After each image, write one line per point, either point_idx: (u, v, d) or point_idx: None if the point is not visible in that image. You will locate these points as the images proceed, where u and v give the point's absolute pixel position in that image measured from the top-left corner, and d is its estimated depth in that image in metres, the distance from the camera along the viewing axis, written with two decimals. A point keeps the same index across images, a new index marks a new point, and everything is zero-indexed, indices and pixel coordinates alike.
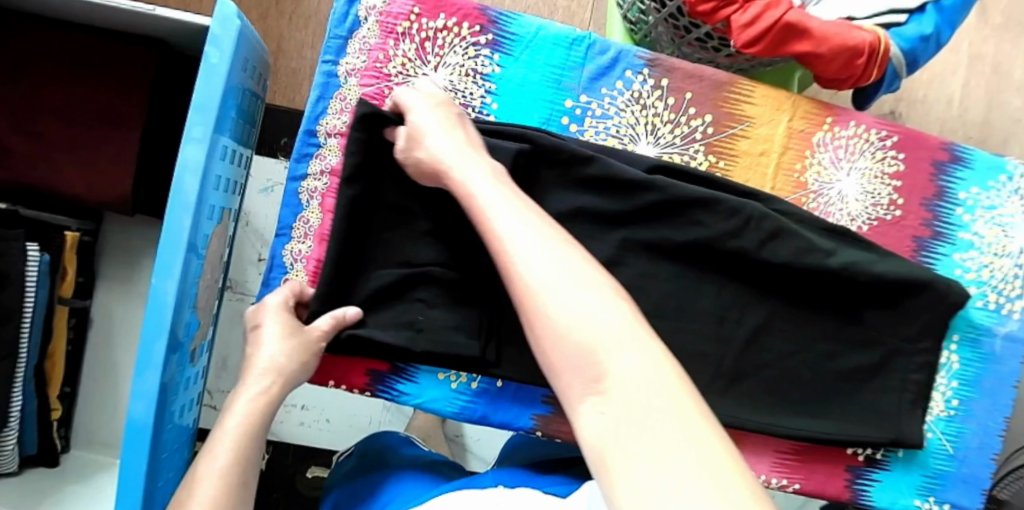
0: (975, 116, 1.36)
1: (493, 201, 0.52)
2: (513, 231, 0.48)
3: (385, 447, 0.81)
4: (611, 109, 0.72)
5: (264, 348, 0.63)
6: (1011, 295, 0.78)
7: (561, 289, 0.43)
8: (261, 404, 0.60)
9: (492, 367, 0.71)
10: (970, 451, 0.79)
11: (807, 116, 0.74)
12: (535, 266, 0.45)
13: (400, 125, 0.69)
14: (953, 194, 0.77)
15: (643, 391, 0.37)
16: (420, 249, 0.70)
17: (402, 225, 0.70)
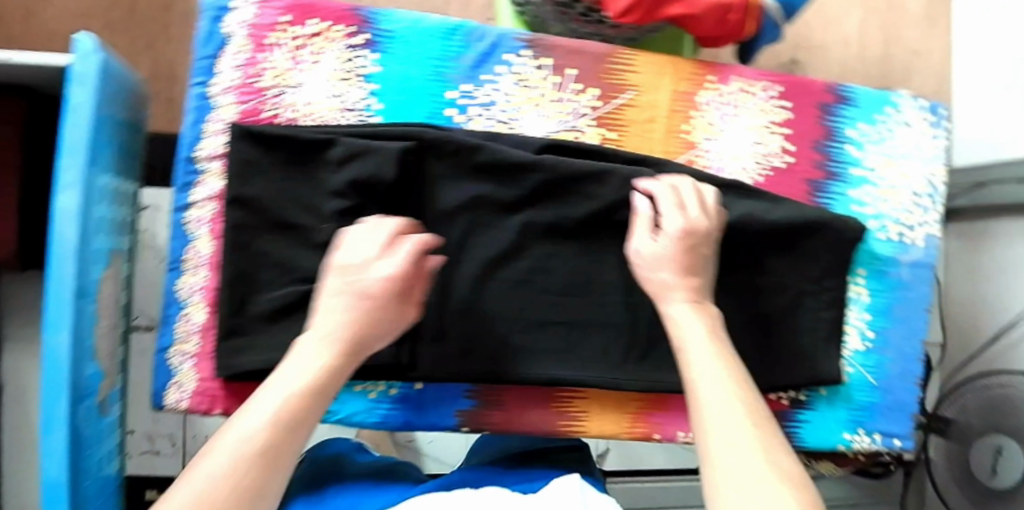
0: (874, 53, 1.40)
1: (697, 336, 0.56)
2: (692, 334, 0.55)
3: (338, 454, 0.77)
4: (494, 94, 0.72)
5: (322, 316, 0.51)
6: (912, 225, 0.82)
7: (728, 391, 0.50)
8: (321, 383, 0.48)
9: (410, 372, 0.69)
10: (891, 379, 0.82)
11: (690, 77, 0.75)
12: (710, 373, 0.51)
13: (289, 140, 0.68)
14: (841, 133, 0.79)
15: (737, 480, 0.44)
16: (325, 263, 0.69)
17: (300, 242, 0.69)
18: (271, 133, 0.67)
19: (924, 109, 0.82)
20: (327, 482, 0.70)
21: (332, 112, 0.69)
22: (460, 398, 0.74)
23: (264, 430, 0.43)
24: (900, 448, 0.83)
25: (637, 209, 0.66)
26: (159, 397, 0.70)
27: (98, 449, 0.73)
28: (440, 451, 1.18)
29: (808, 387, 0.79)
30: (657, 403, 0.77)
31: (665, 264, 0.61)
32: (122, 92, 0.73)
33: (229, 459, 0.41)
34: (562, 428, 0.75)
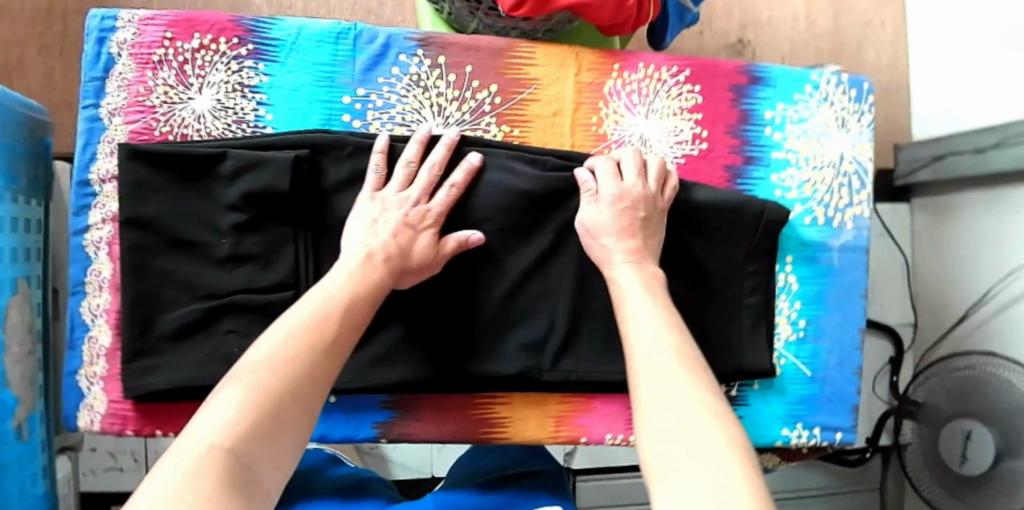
0: (825, 27, 1.37)
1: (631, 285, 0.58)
2: (631, 288, 0.58)
3: (308, 470, 0.75)
4: (390, 97, 0.70)
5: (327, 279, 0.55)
6: (840, 206, 0.79)
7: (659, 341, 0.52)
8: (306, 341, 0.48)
9: None
10: (829, 370, 0.79)
11: (593, 67, 0.73)
12: (642, 325, 0.53)
13: (177, 156, 0.66)
14: (758, 115, 0.76)
15: (663, 432, 0.44)
16: (222, 278, 0.66)
17: (196, 256, 0.67)
18: (157, 151, 0.65)
19: (844, 85, 0.79)
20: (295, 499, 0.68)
21: (224, 125, 0.68)
22: (376, 410, 0.71)
23: (252, 392, 0.43)
24: (841, 442, 0.79)
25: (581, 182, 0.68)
26: (72, 419, 0.69)
27: (19, 475, 0.72)
28: (407, 457, 1.14)
29: (739, 381, 0.75)
30: (580, 405, 0.74)
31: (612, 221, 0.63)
32: (14, 119, 0.71)
33: (234, 407, 0.42)
34: (483, 435, 0.72)
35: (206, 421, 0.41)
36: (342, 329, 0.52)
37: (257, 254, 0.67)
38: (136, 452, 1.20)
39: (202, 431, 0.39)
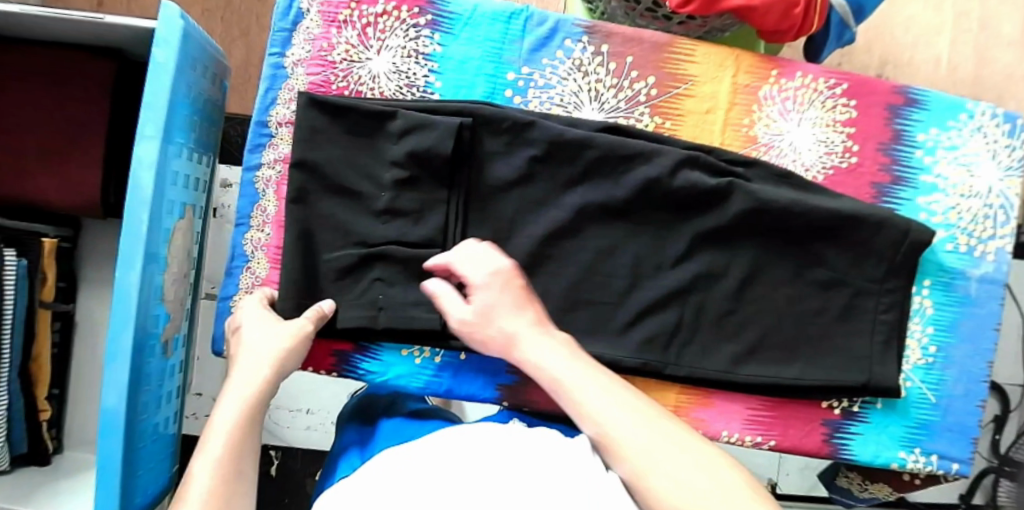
0: (965, 74, 1.34)
1: (591, 388, 0.59)
2: (575, 378, 0.60)
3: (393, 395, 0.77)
4: (552, 78, 0.73)
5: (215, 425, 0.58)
6: (984, 237, 0.76)
7: (659, 447, 0.54)
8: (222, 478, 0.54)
9: (452, 340, 0.71)
10: (953, 399, 0.76)
11: (752, 70, 0.74)
12: (621, 421, 0.56)
13: (352, 111, 0.70)
14: (910, 136, 0.75)
15: (678, 477, 0.52)
16: (376, 228, 0.70)
17: (354, 203, 0.70)
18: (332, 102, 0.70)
19: (999, 118, 0.77)
20: (378, 417, 0.71)
21: (397, 88, 0.73)
22: (502, 373, 0.75)
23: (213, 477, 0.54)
24: (956, 473, 0.76)
25: (439, 291, 0.67)
26: (218, 342, 0.73)
27: (159, 390, 0.77)
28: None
29: (863, 397, 0.74)
30: (701, 396, 0.74)
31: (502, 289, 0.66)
32: (205, 59, 0.78)
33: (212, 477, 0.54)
34: None
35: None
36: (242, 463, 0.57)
37: (412, 210, 0.70)
38: None
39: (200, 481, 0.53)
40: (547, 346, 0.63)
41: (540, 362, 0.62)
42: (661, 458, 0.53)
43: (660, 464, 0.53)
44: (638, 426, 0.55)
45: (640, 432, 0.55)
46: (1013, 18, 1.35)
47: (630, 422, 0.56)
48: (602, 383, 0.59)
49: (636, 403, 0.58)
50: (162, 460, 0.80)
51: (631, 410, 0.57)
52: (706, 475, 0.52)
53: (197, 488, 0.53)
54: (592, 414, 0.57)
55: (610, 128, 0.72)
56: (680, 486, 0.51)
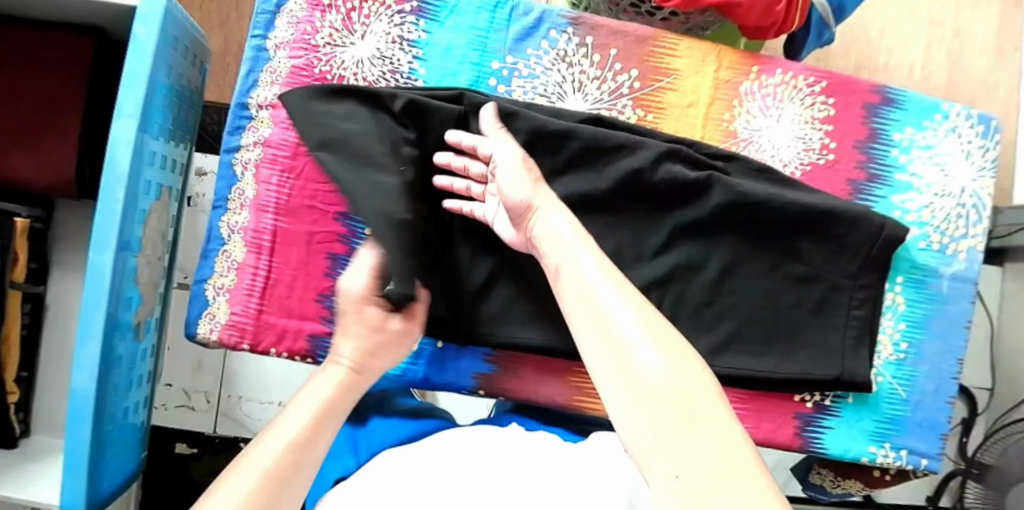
0: (938, 80, 1.37)
1: (593, 275, 0.52)
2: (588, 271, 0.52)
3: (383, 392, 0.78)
4: (536, 68, 0.73)
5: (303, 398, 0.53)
6: (956, 235, 0.78)
7: (654, 357, 0.44)
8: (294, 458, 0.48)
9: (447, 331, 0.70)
10: (923, 394, 0.77)
11: (733, 66, 0.75)
12: (625, 322, 0.47)
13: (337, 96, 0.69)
14: (887, 135, 0.77)
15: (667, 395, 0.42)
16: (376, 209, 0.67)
17: None
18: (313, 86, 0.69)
19: (973, 119, 0.79)
20: (369, 415, 0.73)
21: (380, 73, 0.72)
22: (479, 361, 0.74)
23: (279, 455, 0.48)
24: (925, 468, 0.77)
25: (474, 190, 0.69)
26: (192, 326, 0.72)
27: (130, 374, 0.75)
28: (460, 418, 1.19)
29: (836, 391, 0.75)
30: None
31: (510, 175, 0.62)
32: (185, 39, 0.77)
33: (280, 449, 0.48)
34: (575, 401, 0.74)
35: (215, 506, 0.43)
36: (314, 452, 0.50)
37: None
38: (209, 393, 1.27)
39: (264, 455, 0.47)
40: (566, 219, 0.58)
41: (551, 235, 0.58)
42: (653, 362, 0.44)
43: (636, 373, 0.44)
44: (631, 329, 0.46)
45: (645, 346, 0.45)
46: (985, 26, 1.39)
47: (631, 318, 0.47)
48: (614, 276, 0.52)
49: (647, 329, 0.46)
50: (130, 446, 0.78)
51: (635, 310, 0.48)
52: (680, 435, 0.40)
53: (260, 457, 0.47)
54: (597, 305, 0.49)
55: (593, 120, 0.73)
56: (661, 404, 0.42)
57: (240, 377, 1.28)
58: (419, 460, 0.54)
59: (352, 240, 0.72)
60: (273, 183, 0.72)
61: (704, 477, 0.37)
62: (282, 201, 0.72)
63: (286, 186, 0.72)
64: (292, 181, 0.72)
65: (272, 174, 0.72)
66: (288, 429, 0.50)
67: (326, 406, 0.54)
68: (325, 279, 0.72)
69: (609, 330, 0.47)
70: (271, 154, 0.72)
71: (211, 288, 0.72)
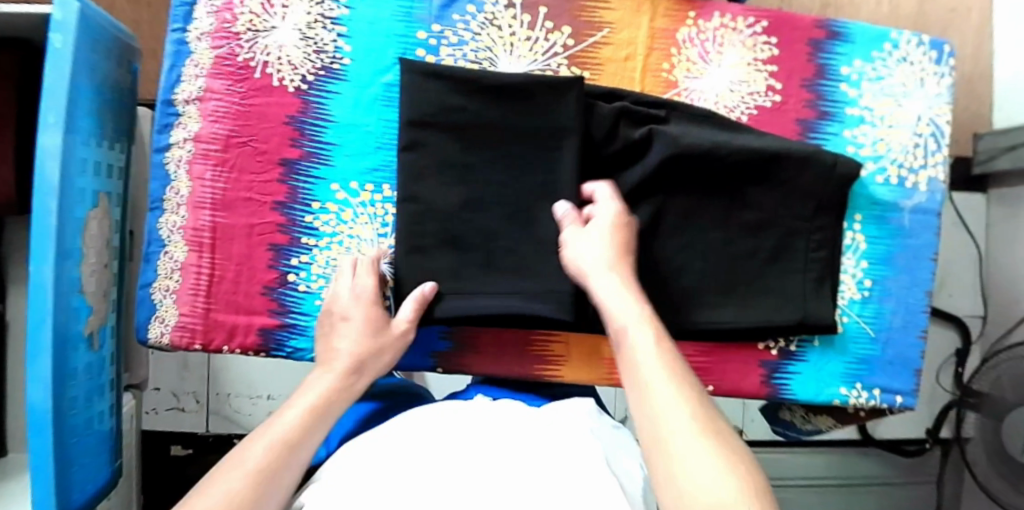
0: (908, 9, 1.36)
1: (642, 337, 0.55)
2: (631, 320, 0.57)
3: None
4: (465, 34, 0.70)
5: (287, 412, 0.55)
6: (915, 167, 0.75)
7: (672, 417, 0.47)
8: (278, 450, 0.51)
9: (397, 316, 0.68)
10: (892, 331, 0.75)
11: (669, 13, 0.72)
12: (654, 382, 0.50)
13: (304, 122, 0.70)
14: (835, 70, 0.74)
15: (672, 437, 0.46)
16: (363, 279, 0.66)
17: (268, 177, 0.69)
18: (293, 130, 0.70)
19: (925, 46, 0.76)
20: None
21: (304, 55, 0.70)
22: (434, 339, 0.72)
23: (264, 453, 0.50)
24: (901, 405, 0.76)
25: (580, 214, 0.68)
26: (143, 330, 0.71)
27: (90, 383, 0.75)
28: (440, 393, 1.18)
29: (800, 335, 0.73)
30: None
31: (602, 243, 0.63)
32: (105, 40, 0.74)
33: (265, 449, 0.51)
34: (537, 372, 0.72)
35: (245, 460, 0.49)
36: (304, 445, 0.53)
37: None
38: (197, 393, 1.28)
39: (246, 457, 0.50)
40: (618, 288, 0.60)
41: (617, 318, 0.58)
42: (670, 418, 0.47)
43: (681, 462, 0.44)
44: (688, 428, 0.46)
45: (683, 427, 0.46)
46: None
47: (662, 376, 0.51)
48: (669, 358, 0.53)
49: (703, 442, 0.45)
50: (101, 453, 0.79)
51: (676, 385, 0.50)
52: (674, 460, 0.45)
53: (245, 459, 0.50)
54: (648, 402, 0.50)
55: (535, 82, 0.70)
56: (674, 449, 0.46)
57: (225, 374, 1.28)
58: (382, 449, 0.50)
59: (293, 230, 0.71)
60: (208, 179, 0.71)
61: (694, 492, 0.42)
62: (218, 195, 0.71)
63: (222, 180, 0.71)
64: (226, 174, 0.71)
65: (205, 170, 0.71)
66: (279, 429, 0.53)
67: (314, 411, 0.56)
68: (270, 271, 0.71)
69: (663, 426, 0.47)
70: (203, 149, 0.71)
71: (156, 291, 0.71)
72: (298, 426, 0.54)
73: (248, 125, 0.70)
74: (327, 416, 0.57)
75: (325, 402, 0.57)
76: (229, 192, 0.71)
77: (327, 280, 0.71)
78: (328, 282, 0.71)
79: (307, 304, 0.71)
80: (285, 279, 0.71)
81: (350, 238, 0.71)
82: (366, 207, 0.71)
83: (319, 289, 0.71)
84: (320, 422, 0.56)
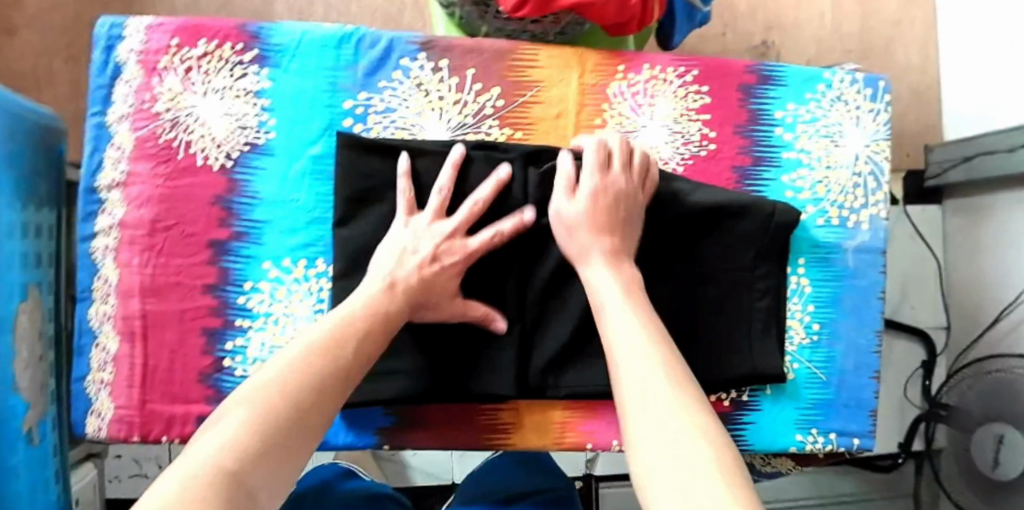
0: (852, 27, 1.40)
1: (613, 301, 0.55)
2: (609, 292, 0.57)
3: (320, 484, 0.78)
4: (392, 101, 0.69)
5: (226, 419, 0.41)
6: (856, 207, 0.75)
7: (643, 369, 0.48)
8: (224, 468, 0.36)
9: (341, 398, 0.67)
10: (845, 374, 0.75)
11: (598, 68, 0.71)
12: (626, 340, 0.51)
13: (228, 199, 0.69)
14: (769, 114, 0.74)
15: (645, 390, 0.46)
16: (389, 353, 0.68)
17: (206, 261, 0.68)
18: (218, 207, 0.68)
19: (859, 83, 0.75)
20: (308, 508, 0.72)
21: (227, 132, 0.68)
22: (377, 415, 0.70)
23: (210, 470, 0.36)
24: (859, 447, 0.75)
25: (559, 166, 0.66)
26: (81, 426, 0.69)
27: (34, 480, 0.71)
28: (428, 466, 1.21)
29: (751, 385, 0.72)
30: (589, 409, 0.72)
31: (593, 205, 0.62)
32: (27, 127, 0.72)
33: (205, 468, 0.36)
34: (487, 440, 0.71)
35: (217, 432, 0.40)
36: (260, 465, 0.38)
37: None
38: (160, 457, 1.25)
39: (174, 479, 0.34)
40: (604, 275, 0.59)
41: (599, 299, 0.57)
42: (643, 373, 0.47)
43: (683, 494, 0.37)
44: (692, 450, 0.40)
45: (657, 385, 0.46)
46: None
47: (636, 336, 0.51)
48: (647, 321, 0.53)
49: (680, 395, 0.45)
50: None
51: (651, 349, 0.50)
52: (651, 416, 0.44)
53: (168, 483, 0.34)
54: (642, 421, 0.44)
55: (481, 146, 0.69)
56: (646, 403, 0.45)
57: None
58: None
59: (226, 312, 0.69)
60: (135, 265, 0.68)
61: (672, 447, 0.41)
62: (146, 281, 0.69)
63: (150, 265, 0.68)
64: (154, 259, 0.68)
65: (132, 256, 0.69)
66: (210, 444, 0.38)
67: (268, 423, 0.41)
68: (204, 358, 0.68)
69: (640, 383, 0.47)
70: (129, 235, 0.68)
71: (90, 384, 0.69)
72: (274, 418, 0.42)
73: (174, 208, 0.69)
74: (287, 438, 0.42)
75: (305, 394, 0.45)
76: (157, 276, 0.69)
77: (263, 362, 0.69)
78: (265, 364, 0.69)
79: None
80: (219, 364, 0.69)
81: (285, 317, 0.69)
82: (300, 284, 0.69)
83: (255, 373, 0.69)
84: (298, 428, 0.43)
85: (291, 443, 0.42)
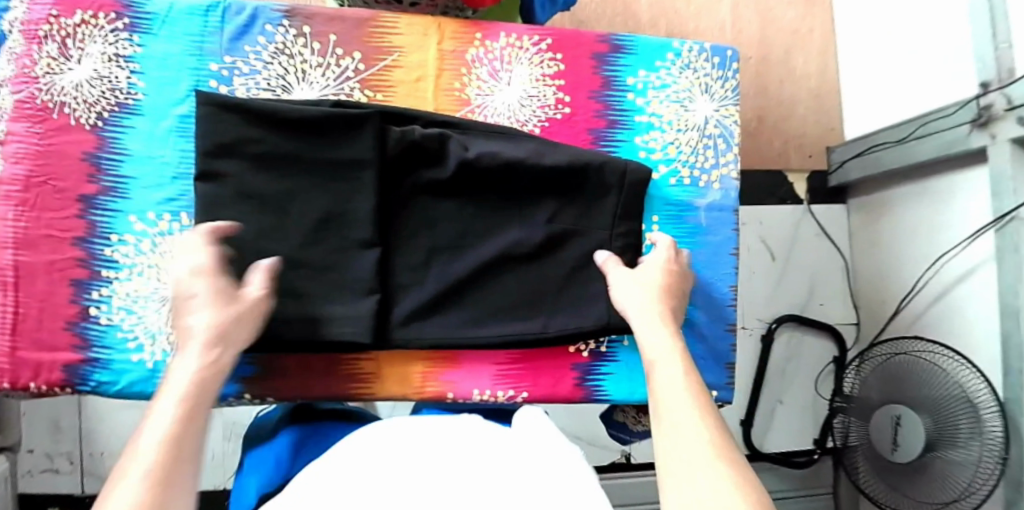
0: (752, 35, 1.47)
1: (638, 320, 0.65)
2: (647, 323, 0.64)
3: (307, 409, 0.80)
4: (257, 64, 0.73)
5: (155, 414, 0.51)
6: (706, 167, 0.80)
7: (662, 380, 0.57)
8: (165, 449, 0.48)
9: None
10: (701, 327, 0.78)
11: (456, 35, 0.76)
12: (647, 333, 0.63)
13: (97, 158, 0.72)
14: (621, 81, 0.79)
15: (673, 415, 0.53)
16: None
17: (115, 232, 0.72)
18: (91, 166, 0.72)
19: (706, 52, 0.81)
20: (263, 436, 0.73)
21: (100, 93, 0.72)
22: (241, 365, 0.72)
23: (157, 450, 0.48)
24: (717, 400, 0.78)
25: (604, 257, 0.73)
26: None
27: None
28: None
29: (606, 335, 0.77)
30: (446, 359, 0.75)
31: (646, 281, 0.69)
32: None
33: (154, 450, 0.47)
34: (348, 391, 0.73)
35: (157, 418, 0.50)
36: (189, 439, 0.50)
37: None
38: (72, 454, 1.20)
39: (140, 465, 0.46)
40: (634, 287, 0.68)
41: (636, 317, 0.65)
42: (674, 386, 0.56)
43: (689, 475, 0.48)
44: (692, 446, 0.50)
45: (677, 391, 0.55)
46: None
47: (661, 339, 0.62)
48: (658, 329, 0.63)
49: (695, 420, 0.52)
50: None
51: (665, 357, 0.59)
52: (678, 436, 0.51)
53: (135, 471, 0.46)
54: (655, 380, 0.58)
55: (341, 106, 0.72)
56: (677, 410, 0.53)
57: (97, 430, 1.21)
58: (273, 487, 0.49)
59: (93, 263, 0.72)
60: (10, 218, 0.70)
61: (699, 456, 0.49)
62: (21, 234, 0.70)
63: (23, 219, 0.70)
64: (28, 213, 0.70)
65: (6, 210, 0.70)
66: (156, 428, 0.49)
67: (189, 402, 0.52)
68: (71, 306, 0.71)
69: (668, 421, 0.53)
70: (4, 191, 0.70)
71: None
72: (179, 419, 0.50)
73: (47, 165, 0.71)
74: (204, 402, 0.53)
75: (204, 388, 0.54)
76: (30, 229, 0.71)
77: (128, 311, 0.72)
78: (130, 314, 0.72)
79: (108, 337, 0.72)
80: (85, 312, 0.71)
81: (150, 269, 0.73)
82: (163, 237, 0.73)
83: (120, 321, 0.72)
84: (194, 428, 0.51)
85: (205, 397, 0.54)
